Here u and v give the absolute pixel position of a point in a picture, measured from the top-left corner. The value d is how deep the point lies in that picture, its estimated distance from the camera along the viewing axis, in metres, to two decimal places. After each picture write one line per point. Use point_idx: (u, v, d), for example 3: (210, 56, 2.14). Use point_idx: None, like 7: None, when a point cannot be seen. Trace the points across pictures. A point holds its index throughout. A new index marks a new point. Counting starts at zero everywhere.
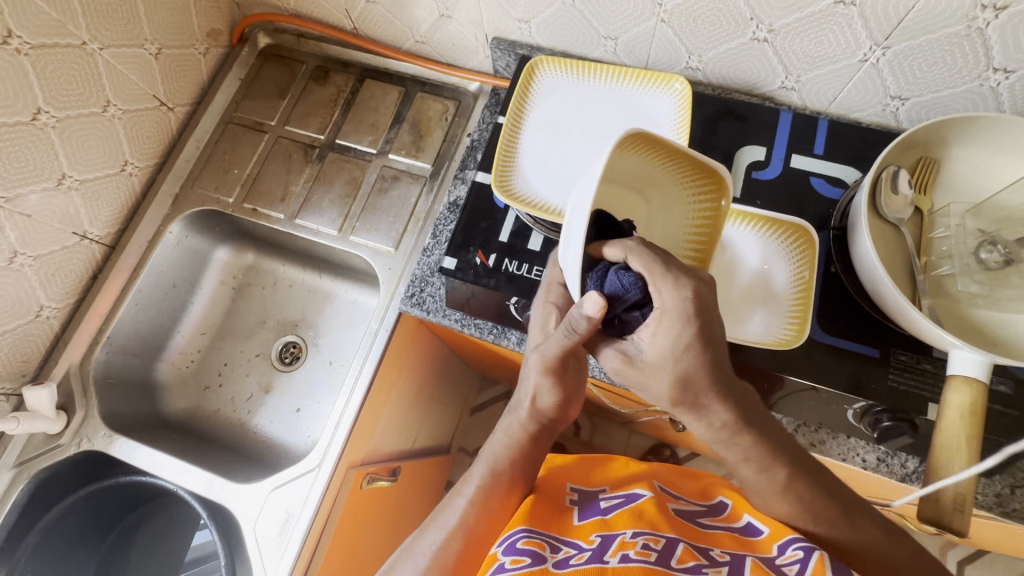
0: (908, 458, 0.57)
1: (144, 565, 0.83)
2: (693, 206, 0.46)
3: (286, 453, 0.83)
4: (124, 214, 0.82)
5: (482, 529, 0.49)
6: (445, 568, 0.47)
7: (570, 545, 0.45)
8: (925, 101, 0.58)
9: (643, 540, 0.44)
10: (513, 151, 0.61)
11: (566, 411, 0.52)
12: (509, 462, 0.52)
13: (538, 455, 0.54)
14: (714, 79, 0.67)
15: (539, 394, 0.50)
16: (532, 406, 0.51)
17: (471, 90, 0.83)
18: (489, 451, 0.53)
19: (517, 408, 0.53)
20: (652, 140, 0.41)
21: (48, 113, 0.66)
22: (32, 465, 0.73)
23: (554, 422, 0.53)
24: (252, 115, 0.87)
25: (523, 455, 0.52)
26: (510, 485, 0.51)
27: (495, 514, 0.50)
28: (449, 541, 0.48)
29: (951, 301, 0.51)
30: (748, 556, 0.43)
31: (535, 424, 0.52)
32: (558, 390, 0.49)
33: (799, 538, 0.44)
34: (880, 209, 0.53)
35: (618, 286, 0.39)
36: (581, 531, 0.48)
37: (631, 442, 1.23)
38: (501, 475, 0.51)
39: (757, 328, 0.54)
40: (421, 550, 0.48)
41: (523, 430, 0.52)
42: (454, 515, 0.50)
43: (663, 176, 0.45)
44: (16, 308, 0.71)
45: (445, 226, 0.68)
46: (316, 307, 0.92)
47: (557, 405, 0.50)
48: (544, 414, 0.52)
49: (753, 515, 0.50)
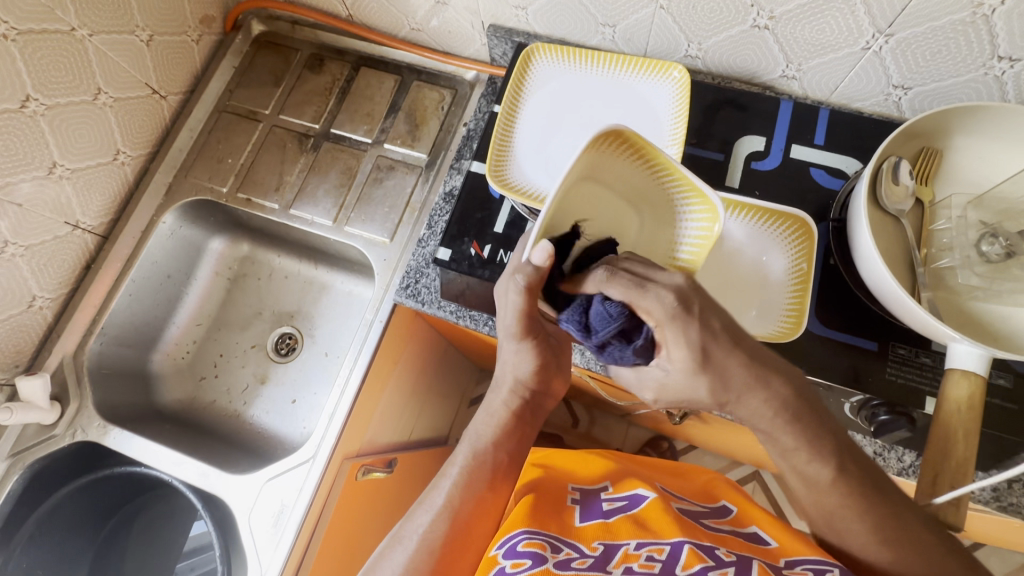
0: (905, 451, 0.56)
1: (140, 555, 0.83)
2: (678, 217, 0.44)
3: (281, 443, 0.83)
4: (117, 203, 0.81)
5: (469, 513, 0.48)
6: (431, 552, 0.46)
7: (573, 548, 0.45)
8: (927, 90, 0.57)
9: (647, 552, 0.44)
10: (508, 140, 0.60)
11: (549, 383, 0.52)
12: (493, 441, 0.51)
13: (524, 434, 0.53)
14: (713, 67, 0.66)
15: (518, 363, 0.50)
16: (514, 380, 0.51)
17: (468, 78, 0.81)
18: (472, 432, 0.53)
19: (499, 385, 0.52)
20: (635, 143, 0.40)
21: (37, 100, 0.65)
22: (27, 456, 0.73)
23: (538, 396, 0.53)
24: (245, 104, 0.86)
25: (507, 433, 0.52)
26: (496, 468, 0.50)
27: (480, 495, 0.49)
28: (436, 523, 0.47)
29: (950, 294, 0.50)
30: (753, 559, 0.43)
31: (518, 398, 0.52)
32: (536, 357, 0.49)
33: (811, 557, 0.44)
34: (880, 200, 0.52)
35: (606, 316, 0.37)
36: (584, 534, 0.48)
37: (628, 434, 1.23)
38: (484, 454, 0.51)
39: (753, 320, 0.54)
40: (408, 535, 0.47)
41: (506, 408, 0.52)
42: (440, 498, 0.49)
43: (651, 189, 0.44)
44: (8, 298, 0.70)
45: (440, 216, 0.67)
46: (312, 298, 0.91)
47: (538, 375, 0.50)
48: (526, 386, 0.51)
49: (761, 527, 0.51)
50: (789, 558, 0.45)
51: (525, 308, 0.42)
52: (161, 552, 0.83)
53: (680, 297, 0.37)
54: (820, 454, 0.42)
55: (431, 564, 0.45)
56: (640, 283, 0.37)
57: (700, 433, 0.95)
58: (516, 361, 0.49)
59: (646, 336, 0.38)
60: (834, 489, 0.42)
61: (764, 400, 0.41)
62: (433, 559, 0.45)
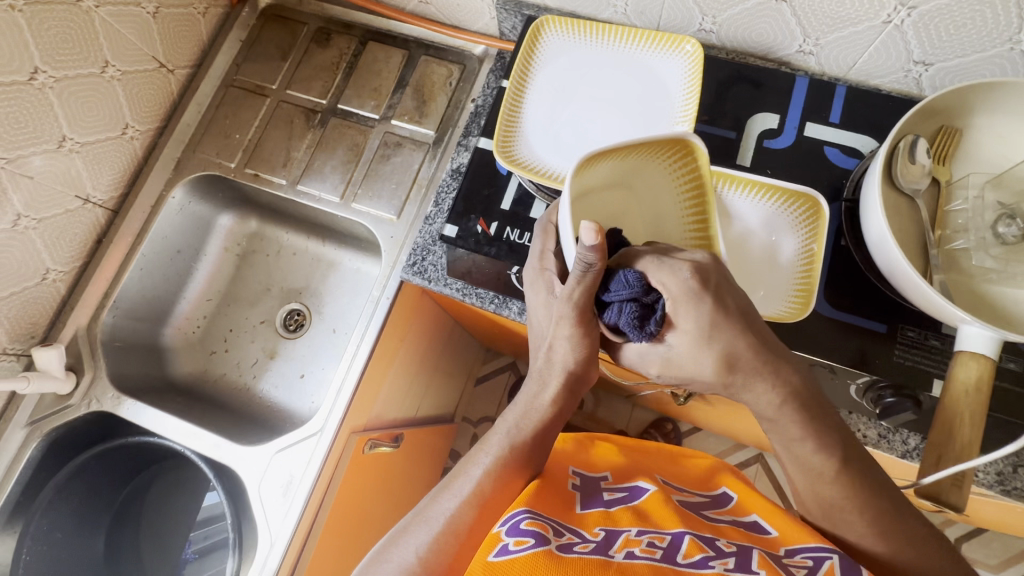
0: (910, 434, 0.55)
1: (155, 522, 0.85)
2: (680, 230, 0.47)
3: (289, 417, 0.85)
4: (126, 178, 0.81)
5: (497, 498, 0.49)
6: (457, 534, 0.46)
7: (575, 533, 0.46)
8: (949, 67, 0.55)
9: (648, 539, 0.45)
10: (515, 115, 0.59)
11: (591, 368, 0.48)
12: (531, 434, 0.50)
13: (557, 422, 0.52)
14: (728, 42, 0.64)
15: (564, 352, 0.47)
16: (562, 371, 0.48)
17: (476, 53, 0.80)
18: (507, 422, 0.52)
19: (544, 378, 0.50)
20: (694, 158, 0.44)
21: (45, 73, 0.66)
22: (46, 424, 0.75)
23: (580, 383, 0.50)
24: (253, 78, 0.85)
25: (549, 422, 0.51)
26: (527, 456, 0.51)
27: (509, 480, 0.49)
28: (462, 509, 0.48)
29: (962, 277, 0.49)
30: (753, 549, 0.44)
31: (564, 387, 0.49)
32: (586, 346, 0.46)
33: (812, 546, 0.44)
34: (895, 179, 0.50)
35: (624, 281, 0.39)
36: (585, 521, 0.49)
37: (633, 415, 1.24)
38: (521, 447, 0.50)
39: (761, 297, 0.53)
40: (432, 517, 0.48)
41: (548, 401, 0.50)
42: (469, 484, 0.49)
43: (667, 213, 0.47)
44: (22, 270, 0.71)
45: (447, 193, 0.67)
46: (320, 275, 0.92)
47: (582, 362, 0.47)
48: (573, 374, 0.48)
49: (761, 517, 0.51)
50: (788, 547, 0.45)
51: (599, 281, 0.41)
52: (173, 521, 0.85)
53: (697, 272, 0.39)
54: (821, 440, 0.43)
55: (455, 545, 0.46)
56: (659, 256, 0.40)
57: (705, 415, 0.95)
58: (565, 351, 0.47)
59: (664, 319, 0.40)
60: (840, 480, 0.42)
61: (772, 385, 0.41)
62: (457, 542, 0.46)
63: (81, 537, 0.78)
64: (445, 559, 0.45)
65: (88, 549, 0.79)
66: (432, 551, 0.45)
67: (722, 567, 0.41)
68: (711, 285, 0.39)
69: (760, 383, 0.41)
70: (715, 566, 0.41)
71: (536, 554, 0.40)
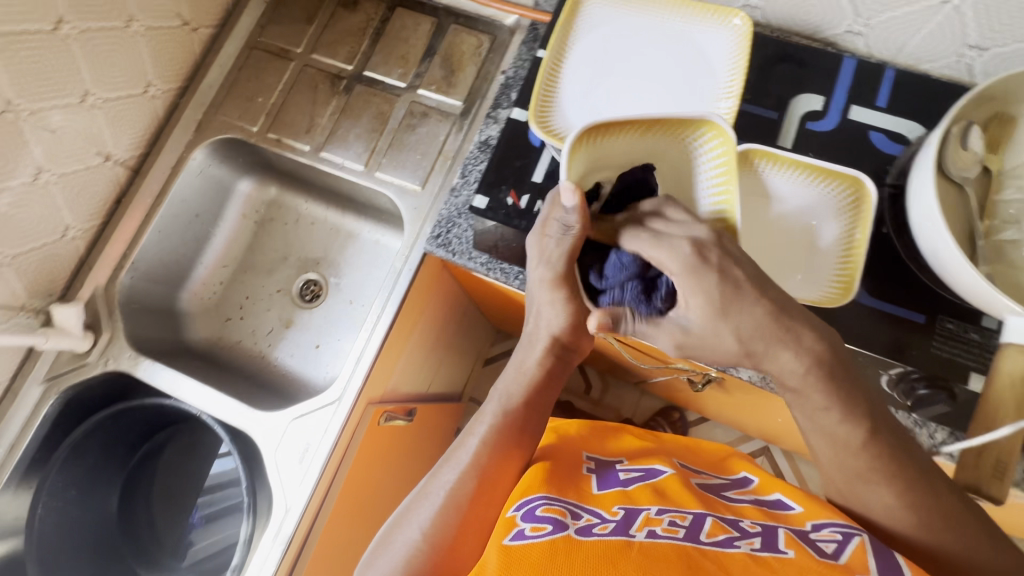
0: (937, 428, 0.50)
1: (167, 483, 0.85)
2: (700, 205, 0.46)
3: (304, 386, 0.84)
4: (147, 137, 0.80)
5: (494, 473, 0.49)
6: (459, 507, 0.47)
7: (593, 514, 0.45)
8: (1005, 53, 0.53)
9: (669, 517, 0.44)
10: (553, 85, 0.58)
11: (580, 338, 0.52)
12: (522, 399, 0.53)
13: (552, 391, 0.54)
14: (773, 20, 0.62)
15: (551, 317, 0.50)
16: (549, 336, 0.52)
17: (508, 24, 0.77)
18: (501, 390, 0.54)
19: (532, 343, 0.53)
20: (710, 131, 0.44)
21: (69, 23, 0.64)
22: (62, 382, 0.75)
23: (569, 351, 0.54)
24: (277, 41, 0.83)
25: (540, 390, 0.53)
26: (523, 426, 0.52)
27: (508, 451, 0.51)
28: (462, 481, 0.48)
29: (1010, 268, 0.48)
30: (779, 528, 0.43)
31: (552, 353, 0.52)
32: (570, 307, 0.49)
33: (836, 521, 0.44)
34: (945, 166, 0.49)
35: (619, 264, 0.43)
36: (603, 501, 0.48)
37: (640, 403, 1.24)
38: (514, 414, 0.52)
39: (799, 284, 0.52)
40: (435, 491, 0.49)
41: (538, 366, 0.53)
42: (468, 455, 0.50)
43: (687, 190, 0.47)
44: (42, 226, 0.71)
45: (474, 165, 0.65)
46: (338, 245, 0.90)
47: (570, 328, 0.51)
48: (561, 341, 0.52)
49: (784, 492, 0.51)
50: (814, 520, 0.44)
51: (575, 247, 0.45)
52: (185, 484, 0.85)
53: (697, 248, 0.40)
54: (849, 410, 0.42)
55: (458, 520, 0.46)
56: (655, 236, 0.41)
57: (717, 403, 0.94)
58: (553, 315, 0.50)
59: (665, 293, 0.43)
60: (862, 454, 0.42)
61: (800, 351, 0.41)
62: (459, 516, 0.46)
63: (95, 494, 0.79)
64: (450, 532, 0.46)
65: (101, 505, 0.80)
66: (436, 525, 0.46)
67: (748, 547, 0.40)
68: (720, 251, 0.40)
69: (774, 352, 0.41)
70: (741, 546, 0.40)
71: (555, 539, 0.40)
